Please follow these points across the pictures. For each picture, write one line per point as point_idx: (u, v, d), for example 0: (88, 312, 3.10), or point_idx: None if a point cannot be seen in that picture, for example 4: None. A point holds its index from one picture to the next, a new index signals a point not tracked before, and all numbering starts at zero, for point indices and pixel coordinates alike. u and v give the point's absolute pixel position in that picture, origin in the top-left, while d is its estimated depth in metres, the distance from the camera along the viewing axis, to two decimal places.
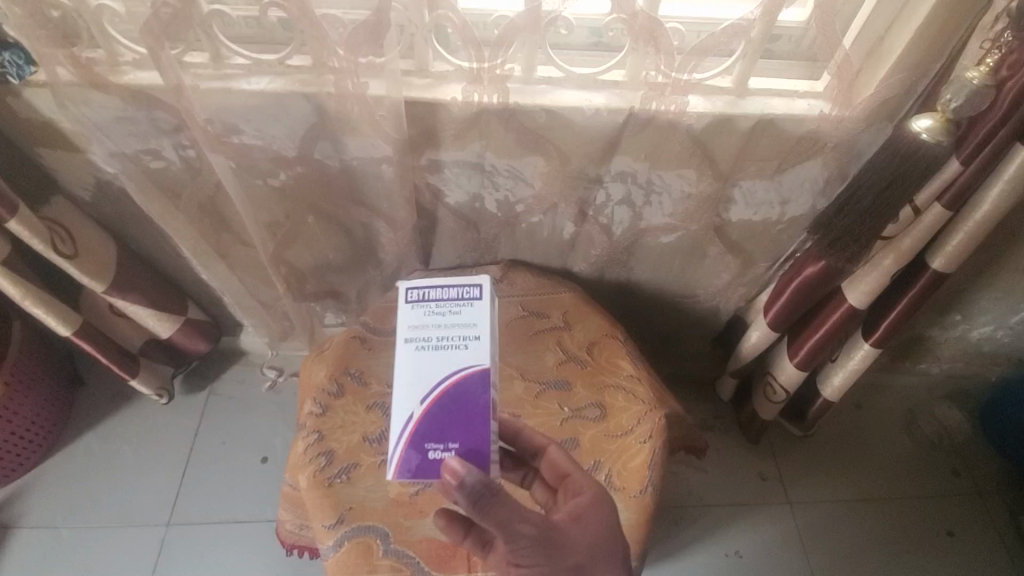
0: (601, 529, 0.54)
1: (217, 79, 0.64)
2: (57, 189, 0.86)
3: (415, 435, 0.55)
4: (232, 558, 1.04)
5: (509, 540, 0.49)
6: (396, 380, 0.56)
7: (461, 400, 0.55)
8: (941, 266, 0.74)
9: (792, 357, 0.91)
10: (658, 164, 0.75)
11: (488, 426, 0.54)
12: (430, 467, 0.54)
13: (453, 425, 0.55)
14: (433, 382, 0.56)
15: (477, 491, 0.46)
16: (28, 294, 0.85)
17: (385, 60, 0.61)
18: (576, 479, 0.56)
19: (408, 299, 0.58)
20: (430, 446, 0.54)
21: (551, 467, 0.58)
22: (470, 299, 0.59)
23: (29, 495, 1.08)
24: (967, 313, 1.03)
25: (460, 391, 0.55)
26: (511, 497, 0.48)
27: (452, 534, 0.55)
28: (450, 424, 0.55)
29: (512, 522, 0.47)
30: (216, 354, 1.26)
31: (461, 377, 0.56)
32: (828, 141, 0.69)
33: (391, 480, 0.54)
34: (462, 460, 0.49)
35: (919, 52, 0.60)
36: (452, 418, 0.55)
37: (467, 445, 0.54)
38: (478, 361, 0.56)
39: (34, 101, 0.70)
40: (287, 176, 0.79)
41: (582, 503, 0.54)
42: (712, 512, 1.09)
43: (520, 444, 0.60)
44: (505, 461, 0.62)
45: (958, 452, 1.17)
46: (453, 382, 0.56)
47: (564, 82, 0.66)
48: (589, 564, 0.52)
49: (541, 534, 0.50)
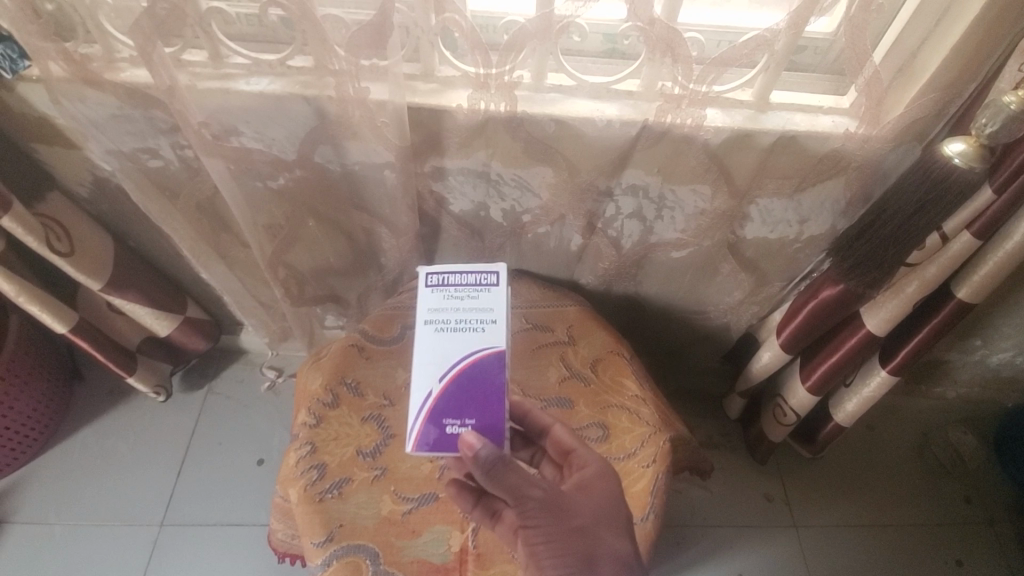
0: (606, 497, 0.56)
1: (216, 79, 0.62)
2: (54, 185, 0.85)
3: (433, 410, 0.56)
4: (224, 562, 1.03)
5: (518, 502, 0.53)
6: (415, 360, 0.58)
7: (478, 378, 0.57)
8: (966, 296, 0.71)
9: (804, 380, 0.88)
10: (671, 179, 0.72)
11: (503, 404, 0.56)
12: (448, 440, 0.56)
13: (471, 402, 0.56)
14: (451, 361, 0.57)
15: (491, 462, 0.52)
16: (25, 292, 0.84)
17: (389, 63, 0.58)
18: (581, 454, 0.59)
19: (428, 283, 0.60)
20: (448, 421, 0.56)
21: (556, 444, 0.61)
22: (487, 285, 0.60)
23: (24, 490, 1.08)
24: (988, 338, 0.99)
25: (476, 371, 0.57)
26: (518, 464, 0.53)
27: (462, 502, 0.60)
28: (468, 401, 0.56)
29: (520, 487, 0.52)
30: (215, 352, 1.25)
31: (477, 359, 0.57)
32: (852, 161, 0.65)
33: (410, 453, 0.56)
34: (478, 434, 0.54)
35: (953, 71, 0.56)
36: (469, 395, 0.56)
37: (483, 421, 0.56)
38: (494, 345, 0.58)
39: (29, 97, 0.68)
40: (287, 179, 0.77)
41: (586, 474, 0.57)
42: (715, 533, 1.06)
43: (528, 424, 0.63)
44: (516, 441, 0.66)
45: (971, 479, 1.13)
46: (469, 363, 0.57)
47: (576, 91, 0.63)
48: (594, 526, 0.54)
49: (546, 497, 0.53)
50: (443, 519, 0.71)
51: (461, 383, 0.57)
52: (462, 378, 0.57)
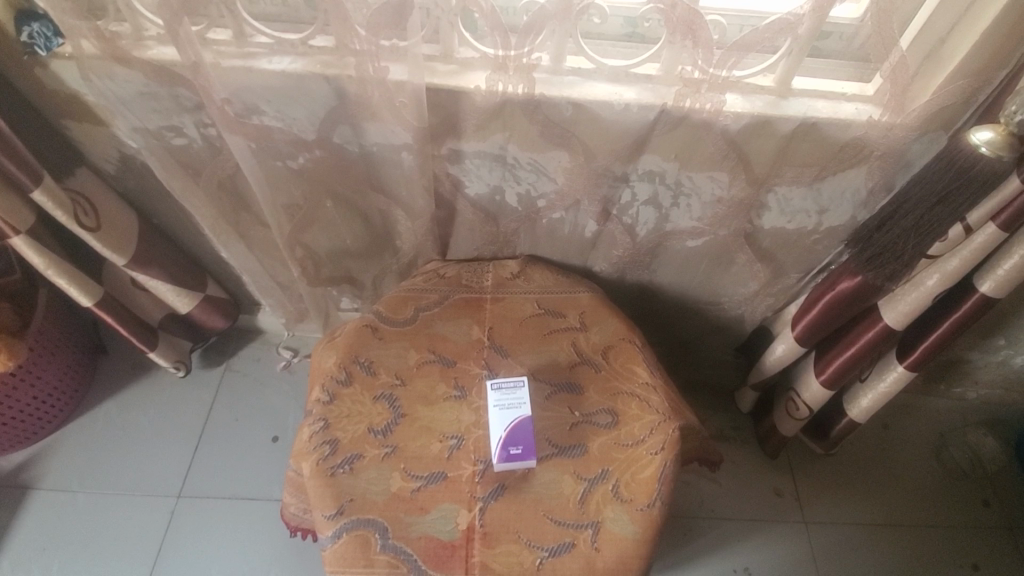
0: None
1: (239, 58, 0.63)
2: (82, 162, 0.87)
3: (499, 442, 0.72)
4: (238, 534, 1.05)
5: None
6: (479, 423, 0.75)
7: (530, 419, 0.74)
8: (990, 291, 0.69)
9: (819, 374, 0.87)
10: (689, 166, 0.71)
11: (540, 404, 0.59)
12: (504, 465, 0.72)
13: (522, 440, 0.72)
14: (501, 431, 0.73)
15: None
16: (53, 265, 0.86)
17: (409, 44, 0.58)
18: None
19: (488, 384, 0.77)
20: (511, 450, 0.72)
21: None
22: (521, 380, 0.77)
23: (49, 458, 1.12)
24: (1012, 338, 0.97)
25: (518, 436, 0.73)
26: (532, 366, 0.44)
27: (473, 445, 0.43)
28: (525, 435, 0.73)
29: None
30: (234, 331, 1.28)
31: (516, 428, 0.73)
32: (874, 149, 0.64)
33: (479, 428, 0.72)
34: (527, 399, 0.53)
35: (983, 57, 0.55)
36: (525, 430, 0.73)
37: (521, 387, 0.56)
38: (525, 416, 0.74)
39: (61, 73, 0.70)
40: (306, 159, 0.78)
41: None
42: (723, 525, 1.06)
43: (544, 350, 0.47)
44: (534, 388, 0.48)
45: (990, 482, 1.11)
46: (513, 431, 0.73)
47: (595, 74, 0.62)
48: None
49: None
50: (451, 497, 0.71)
51: (521, 425, 0.73)
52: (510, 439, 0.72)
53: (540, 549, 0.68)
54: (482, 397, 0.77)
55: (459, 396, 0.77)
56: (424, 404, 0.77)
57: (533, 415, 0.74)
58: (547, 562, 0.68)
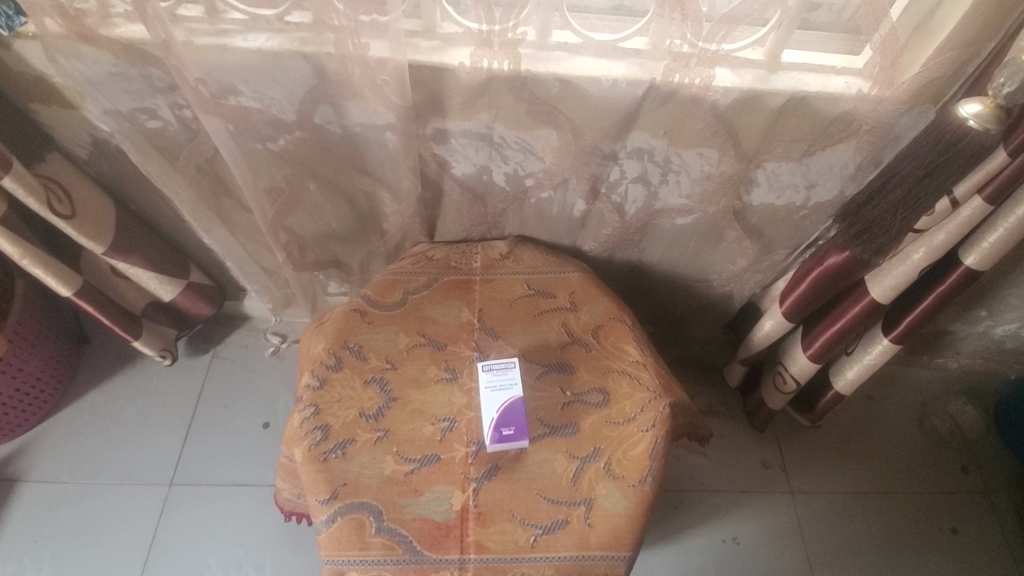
0: None
1: (213, 35, 0.61)
2: (52, 147, 0.84)
3: (491, 424, 0.73)
4: (232, 520, 1.05)
5: None
6: (474, 406, 0.75)
7: (522, 401, 0.75)
8: (975, 264, 0.70)
9: (806, 348, 0.88)
10: (678, 142, 0.71)
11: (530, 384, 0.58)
12: (498, 446, 0.72)
13: (514, 422, 0.73)
14: (494, 412, 0.73)
15: None
16: (29, 254, 0.83)
17: (390, 18, 0.56)
18: None
19: (482, 369, 0.77)
20: (504, 431, 0.72)
21: None
22: (510, 364, 0.77)
23: (36, 449, 1.10)
24: (993, 309, 0.98)
25: (510, 417, 0.73)
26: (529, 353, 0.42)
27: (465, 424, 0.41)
28: (516, 416, 0.73)
29: None
30: (220, 317, 1.26)
31: (507, 409, 0.74)
32: (863, 124, 0.64)
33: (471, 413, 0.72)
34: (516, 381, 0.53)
35: (973, 28, 0.54)
36: (517, 412, 0.74)
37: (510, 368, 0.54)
38: (515, 398, 0.75)
39: (25, 55, 0.66)
40: (287, 141, 0.75)
41: None
42: (712, 497, 1.08)
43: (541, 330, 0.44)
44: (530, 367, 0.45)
45: (969, 449, 1.14)
46: (504, 412, 0.73)
47: (582, 49, 0.61)
48: None
49: None
50: (445, 479, 0.71)
51: (513, 406, 0.74)
52: (502, 421, 0.73)
53: (534, 527, 0.69)
54: (473, 379, 0.77)
55: (450, 378, 0.77)
56: (416, 387, 0.76)
57: (525, 397, 0.75)
58: (541, 539, 0.69)
